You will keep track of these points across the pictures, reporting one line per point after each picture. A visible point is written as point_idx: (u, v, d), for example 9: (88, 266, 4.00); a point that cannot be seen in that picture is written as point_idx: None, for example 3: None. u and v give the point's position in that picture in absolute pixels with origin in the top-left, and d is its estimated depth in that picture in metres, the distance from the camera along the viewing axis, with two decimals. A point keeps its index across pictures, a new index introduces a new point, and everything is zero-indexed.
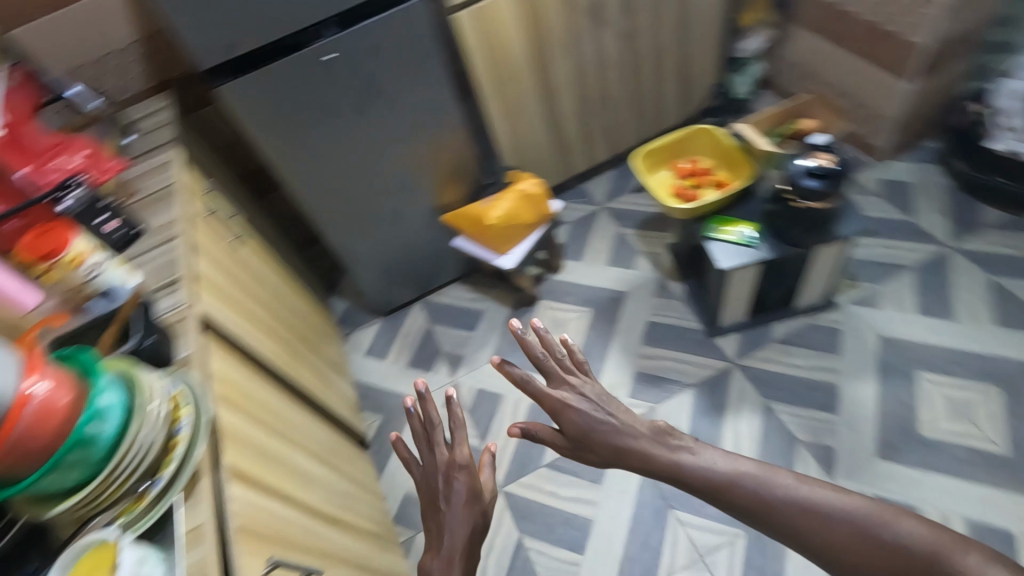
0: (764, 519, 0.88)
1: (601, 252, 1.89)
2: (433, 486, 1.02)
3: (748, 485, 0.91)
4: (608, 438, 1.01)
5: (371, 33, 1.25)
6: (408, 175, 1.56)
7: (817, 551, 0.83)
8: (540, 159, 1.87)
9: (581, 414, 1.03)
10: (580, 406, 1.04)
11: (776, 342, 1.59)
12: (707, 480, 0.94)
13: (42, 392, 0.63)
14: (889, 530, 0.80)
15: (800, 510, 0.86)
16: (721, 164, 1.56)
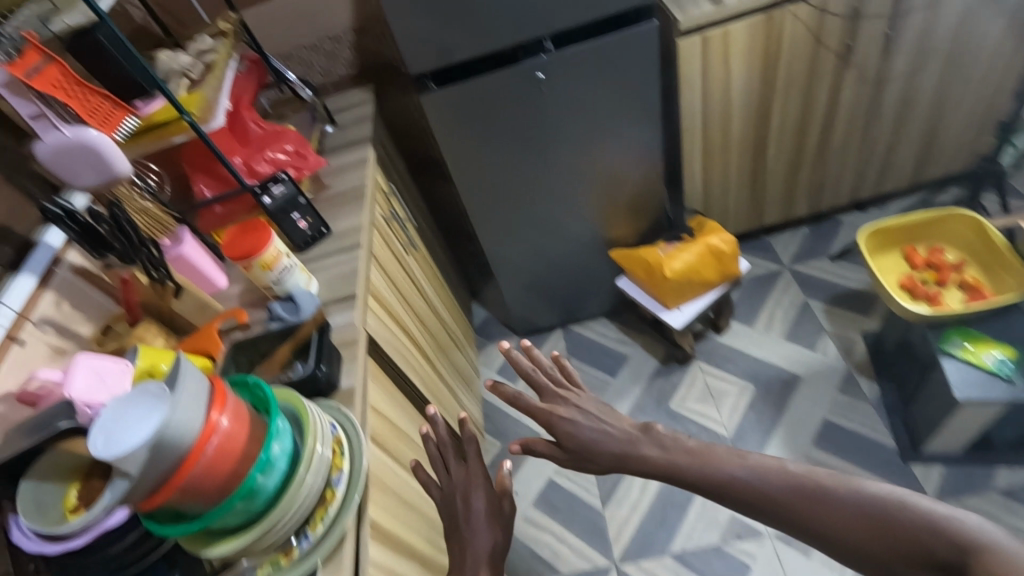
0: (786, 520, 0.63)
1: (778, 322, 1.65)
2: (445, 500, 0.80)
3: (741, 477, 0.67)
4: (608, 446, 0.77)
5: (592, 56, 1.14)
6: (587, 203, 1.44)
7: (845, 552, 0.59)
8: (728, 204, 1.66)
9: (575, 417, 0.81)
10: (574, 417, 0.81)
11: (996, 492, 1.27)
12: (686, 470, 0.71)
13: (223, 428, 0.60)
14: (899, 504, 0.57)
15: (807, 496, 0.62)
16: (977, 260, 1.25)
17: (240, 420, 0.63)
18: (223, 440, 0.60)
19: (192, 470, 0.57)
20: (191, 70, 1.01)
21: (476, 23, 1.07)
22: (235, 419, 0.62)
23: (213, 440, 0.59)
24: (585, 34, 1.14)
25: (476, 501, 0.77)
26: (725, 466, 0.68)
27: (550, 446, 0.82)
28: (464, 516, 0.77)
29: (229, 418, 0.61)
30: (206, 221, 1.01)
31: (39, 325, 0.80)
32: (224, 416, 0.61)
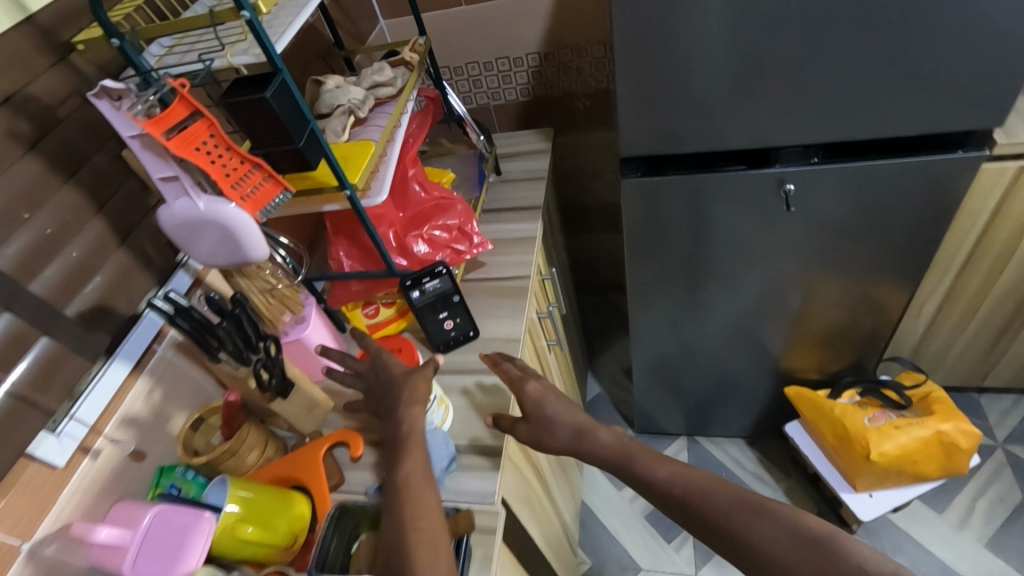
0: (716, 532, 0.58)
1: (980, 519, 1.28)
2: (379, 395, 0.72)
3: (676, 486, 0.62)
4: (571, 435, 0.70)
5: (869, 178, 0.84)
6: (781, 328, 1.13)
7: (774, 575, 0.54)
8: (950, 354, 1.29)
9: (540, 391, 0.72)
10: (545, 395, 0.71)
11: None
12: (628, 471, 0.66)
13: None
14: (848, 547, 0.52)
15: (744, 508, 0.57)
16: None
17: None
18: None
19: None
20: (361, 107, 0.80)
21: (733, 112, 0.79)
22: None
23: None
24: (867, 148, 0.83)
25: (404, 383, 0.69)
26: (673, 481, 0.62)
27: (515, 424, 0.71)
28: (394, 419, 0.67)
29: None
30: (339, 294, 0.84)
31: (117, 441, 0.61)
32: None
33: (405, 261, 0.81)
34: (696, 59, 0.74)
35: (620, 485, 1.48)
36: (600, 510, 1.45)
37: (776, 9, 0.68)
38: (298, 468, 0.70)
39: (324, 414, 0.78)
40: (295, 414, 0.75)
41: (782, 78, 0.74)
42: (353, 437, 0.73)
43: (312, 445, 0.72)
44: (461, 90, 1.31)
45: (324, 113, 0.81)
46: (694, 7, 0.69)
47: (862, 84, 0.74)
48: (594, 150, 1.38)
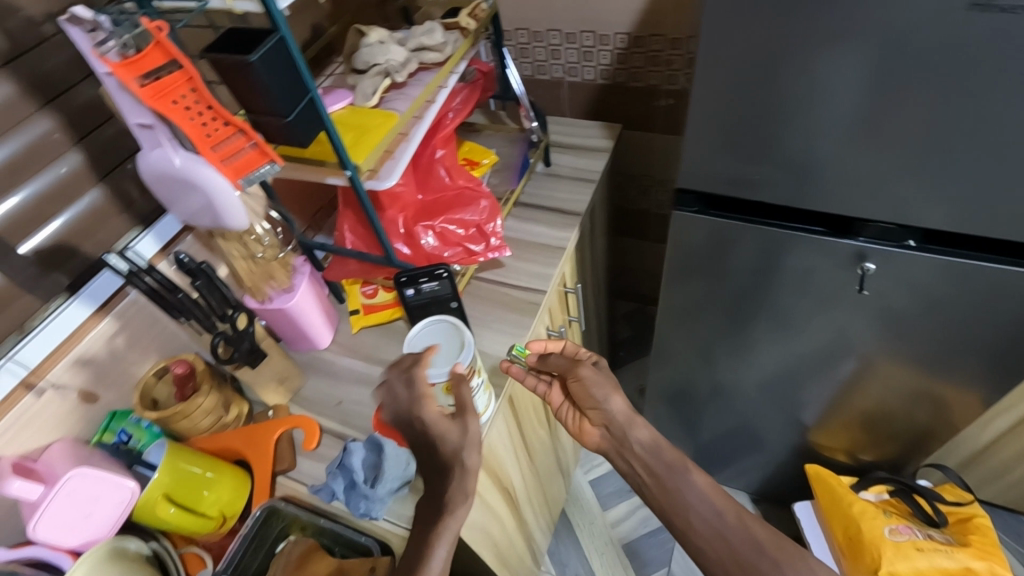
0: (733, 556, 0.63)
1: None
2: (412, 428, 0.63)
3: (706, 509, 0.66)
4: (630, 434, 0.71)
5: (969, 280, 0.70)
6: (820, 401, 1.00)
7: None
8: (1010, 475, 1.12)
9: (600, 387, 0.72)
10: (601, 382, 0.73)
11: None
12: (670, 486, 0.68)
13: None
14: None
15: (779, 549, 0.62)
16: None
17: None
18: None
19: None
20: (399, 71, 0.71)
21: (818, 172, 0.66)
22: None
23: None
24: (980, 246, 0.69)
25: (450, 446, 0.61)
26: (712, 497, 0.67)
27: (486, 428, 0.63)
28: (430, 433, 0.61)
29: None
30: (337, 270, 0.77)
31: (60, 388, 0.58)
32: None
33: (409, 250, 0.75)
34: (798, 105, 0.60)
35: (605, 506, 1.40)
36: (579, 525, 1.38)
37: (907, 62, 0.54)
38: (245, 441, 0.67)
39: (296, 387, 0.74)
40: (258, 389, 0.71)
41: (897, 145, 0.60)
42: (310, 425, 0.69)
43: (269, 423, 0.68)
44: (535, 58, 1.17)
45: (360, 69, 0.73)
46: (811, 46, 0.55)
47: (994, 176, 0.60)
48: (666, 155, 1.24)
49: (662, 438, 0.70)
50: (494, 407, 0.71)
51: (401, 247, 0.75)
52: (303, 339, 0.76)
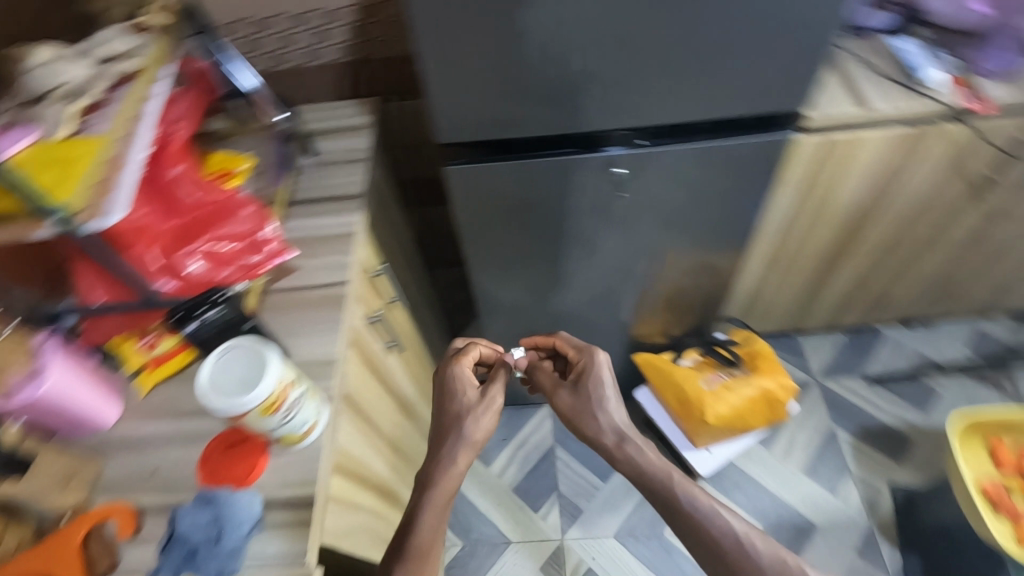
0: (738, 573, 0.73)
1: (799, 447, 1.42)
2: (440, 398, 0.85)
3: (714, 530, 0.75)
4: (631, 461, 0.80)
5: (695, 161, 0.83)
6: (627, 299, 1.13)
7: None
8: (775, 306, 1.39)
9: (599, 400, 0.84)
10: (599, 398, 0.84)
11: None
12: (670, 508, 0.78)
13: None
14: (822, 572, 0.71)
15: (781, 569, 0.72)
16: None
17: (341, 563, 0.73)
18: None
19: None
20: (88, 90, 0.62)
21: (561, 98, 0.73)
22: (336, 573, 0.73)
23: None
24: (694, 130, 0.82)
25: (465, 416, 0.80)
26: (715, 520, 0.75)
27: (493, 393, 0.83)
28: (457, 401, 0.82)
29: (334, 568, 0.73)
30: (96, 331, 0.67)
31: None
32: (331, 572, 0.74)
33: (176, 283, 0.67)
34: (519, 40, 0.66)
35: (489, 461, 1.45)
36: (469, 489, 1.41)
37: None
38: (40, 561, 0.56)
39: (92, 476, 0.63)
40: (37, 500, 0.59)
41: (609, 60, 0.69)
42: (121, 512, 0.60)
43: (64, 529, 0.58)
44: (268, 49, 1.09)
45: (36, 98, 0.61)
46: None
47: (685, 69, 0.71)
48: None
49: (654, 458, 0.80)
50: (328, 413, 0.68)
51: (166, 283, 0.67)
52: (83, 425, 0.65)
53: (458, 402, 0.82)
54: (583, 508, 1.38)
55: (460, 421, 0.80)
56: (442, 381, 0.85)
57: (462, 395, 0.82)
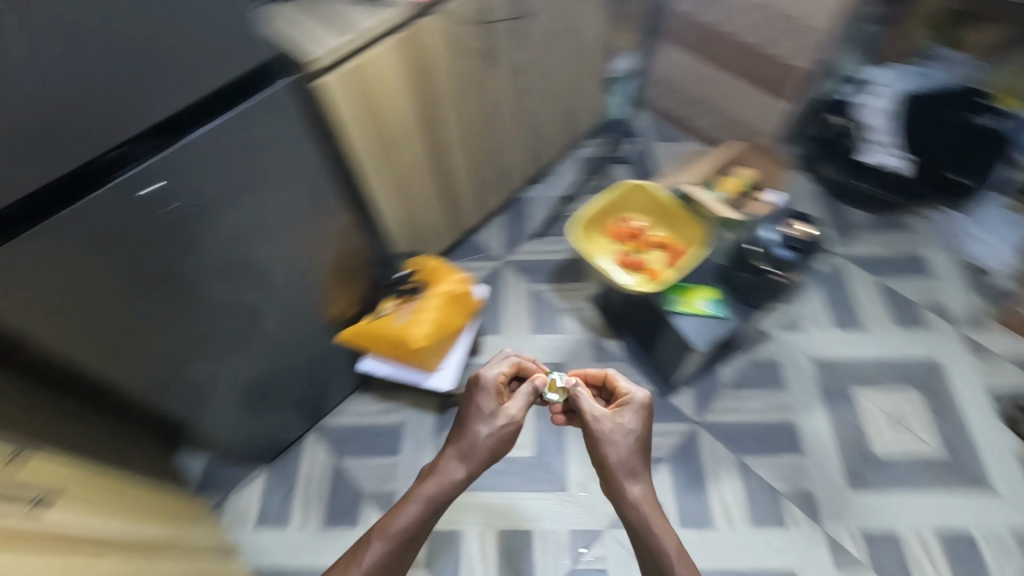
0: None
1: (520, 317, 1.65)
2: (461, 416, 1.04)
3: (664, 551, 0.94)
4: (627, 492, 0.98)
5: (220, 142, 0.86)
6: (286, 294, 1.14)
7: None
8: (433, 225, 1.54)
9: (619, 433, 1.01)
10: (618, 436, 1.00)
11: (726, 387, 1.52)
12: (641, 531, 0.96)
13: (372, 557, 0.93)
14: None
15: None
16: (661, 222, 1.36)
17: (402, 534, 0.95)
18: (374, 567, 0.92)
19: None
20: None
21: (18, 145, 0.67)
22: (388, 549, 0.94)
23: (385, 554, 0.93)
24: (197, 116, 0.84)
25: (476, 430, 1.00)
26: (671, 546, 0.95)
27: (512, 415, 1.03)
28: (475, 414, 1.02)
29: (388, 544, 0.94)
30: None
31: None
32: (371, 550, 0.93)
33: None
34: None
35: (286, 523, 1.39)
36: (284, 560, 1.35)
37: None
38: None
39: None
40: None
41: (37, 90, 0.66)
42: None
43: None
44: None
45: None
46: None
47: (124, 64, 0.71)
48: None
49: (644, 498, 0.97)
50: None
51: None
52: None
53: (478, 420, 1.02)
54: (395, 489, 1.42)
55: (466, 434, 1.01)
56: (476, 401, 1.04)
57: (480, 411, 1.02)
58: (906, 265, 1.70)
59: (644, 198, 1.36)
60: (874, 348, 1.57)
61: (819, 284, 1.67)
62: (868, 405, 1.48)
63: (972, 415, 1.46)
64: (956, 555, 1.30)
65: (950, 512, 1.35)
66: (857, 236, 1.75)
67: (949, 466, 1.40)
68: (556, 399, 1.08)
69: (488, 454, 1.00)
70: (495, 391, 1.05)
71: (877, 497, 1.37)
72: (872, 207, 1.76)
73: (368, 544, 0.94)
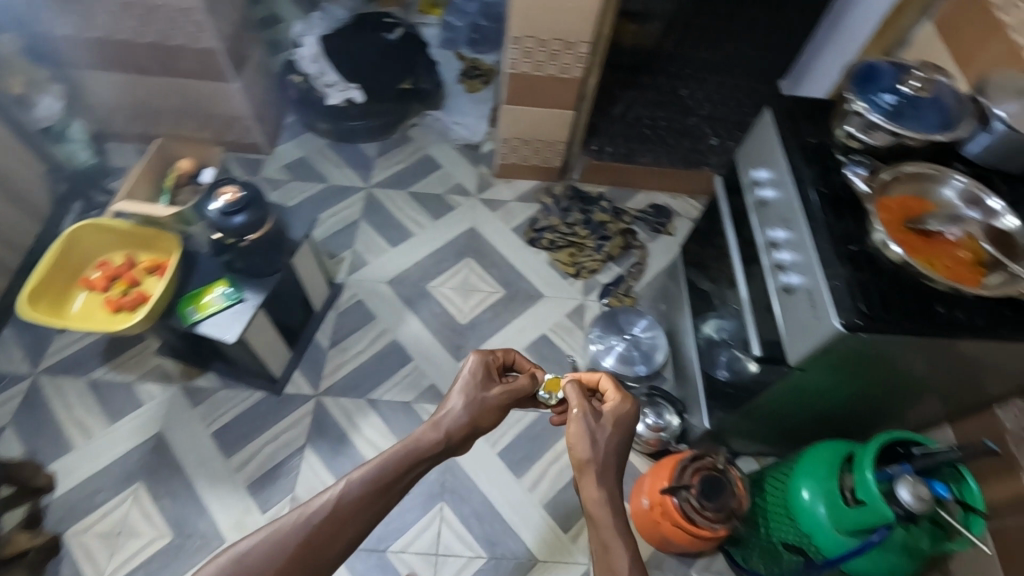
0: None
1: (88, 416, 1.43)
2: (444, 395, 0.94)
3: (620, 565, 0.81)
4: (593, 486, 0.87)
5: None
6: None
7: None
8: None
9: (589, 436, 0.90)
10: (602, 431, 0.92)
11: (329, 349, 1.59)
12: (600, 534, 0.84)
13: (348, 487, 0.80)
14: None
15: None
16: (138, 249, 1.36)
17: (385, 461, 0.83)
18: (346, 501, 0.79)
19: (315, 523, 0.76)
20: None
21: None
22: (369, 486, 0.80)
23: (362, 490, 0.80)
24: None
25: (450, 404, 0.92)
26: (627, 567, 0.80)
27: (488, 392, 0.95)
28: (452, 400, 0.93)
29: (370, 474, 0.81)
30: None
31: None
32: (349, 479, 0.80)
33: None
34: None
35: None
36: None
37: None
38: None
39: None
40: None
41: None
42: None
43: None
44: None
45: None
46: None
47: None
48: None
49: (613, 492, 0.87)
50: None
51: None
52: None
53: (448, 401, 0.93)
54: None
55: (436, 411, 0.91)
56: (461, 382, 0.94)
57: (448, 400, 0.93)
58: (419, 169, 1.97)
59: (103, 235, 1.34)
60: (426, 245, 1.80)
61: (364, 219, 1.84)
62: (442, 291, 1.72)
63: (509, 253, 1.82)
64: (543, 355, 1.64)
65: (527, 329, 1.68)
66: (375, 165, 1.96)
67: (511, 298, 1.73)
68: (548, 400, 1.04)
69: (465, 421, 0.90)
70: (482, 372, 0.96)
71: (478, 353, 1.62)
72: (373, 136, 1.98)
73: (347, 476, 0.80)
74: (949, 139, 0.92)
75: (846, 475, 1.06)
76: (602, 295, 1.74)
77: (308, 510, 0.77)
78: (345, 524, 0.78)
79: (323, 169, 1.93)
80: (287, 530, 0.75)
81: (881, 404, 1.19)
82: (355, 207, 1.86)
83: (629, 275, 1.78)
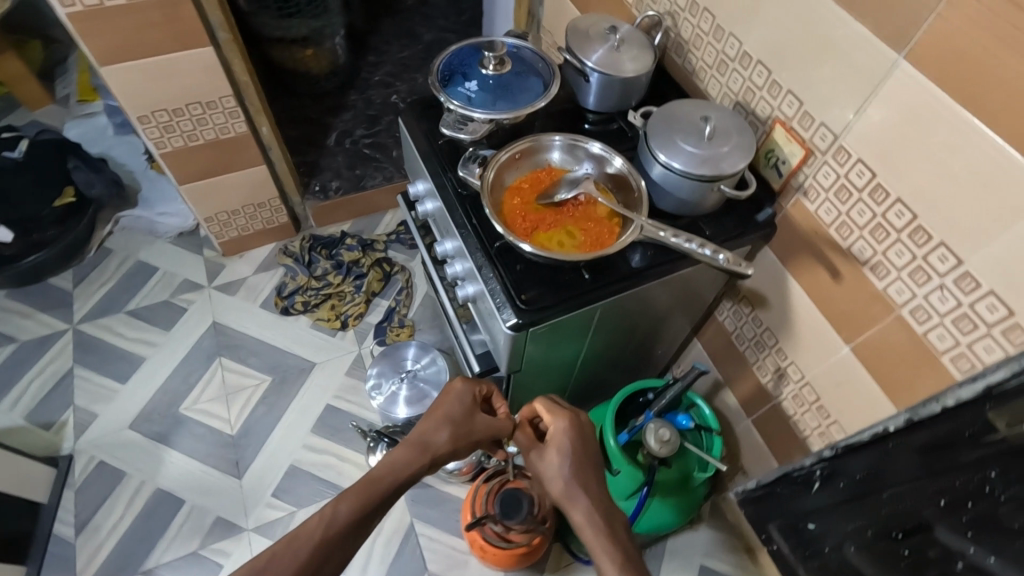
0: None
1: None
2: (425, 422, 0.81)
3: None
4: (583, 513, 0.73)
5: None
6: None
7: None
8: None
9: (545, 473, 0.78)
10: (565, 458, 0.78)
11: (78, 536, 1.32)
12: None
13: (332, 514, 0.67)
14: None
15: None
16: None
17: (371, 479, 0.72)
18: (334, 528, 0.66)
19: (306, 555, 0.63)
20: None
21: None
22: (358, 507, 0.69)
23: (352, 517, 0.67)
24: None
25: (438, 431, 0.79)
26: None
27: (452, 432, 0.80)
28: (434, 426, 0.79)
29: (356, 494, 0.70)
30: None
31: None
32: (335, 504, 0.68)
33: None
34: None
35: None
36: None
37: None
38: None
39: None
40: None
41: None
42: None
43: None
44: None
45: None
46: None
47: None
48: None
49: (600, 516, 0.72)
50: None
51: None
52: None
53: (430, 437, 0.78)
54: None
55: (423, 438, 0.78)
56: (443, 415, 0.81)
57: (429, 433, 0.78)
58: (132, 280, 1.70)
59: None
60: (165, 363, 1.56)
61: (80, 365, 1.55)
62: (199, 407, 1.50)
63: (265, 332, 1.63)
64: (333, 427, 1.49)
65: (308, 406, 1.52)
66: (76, 296, 1.66)
67: (281, 380, 1.55)
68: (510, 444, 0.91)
69: (445, 450, 0.78)
70: (462, 409, 0.82)
71: (261, 457, 1.44)
72: (63, 264, 1.69)
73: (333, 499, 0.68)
74: (546, 99, 0.92)
75: (598, 439, 1.05)
76: (377, 336, 1.63)
77: (294, 537, 0.64)
78: (336, 550, 0.65)
79: (9, 326, 1.60)
80: (267, 558, 0.61)
81: (628, 351, 1.21)
82: (63, 356, 1.56)
83: (399, 304, 1.67)
